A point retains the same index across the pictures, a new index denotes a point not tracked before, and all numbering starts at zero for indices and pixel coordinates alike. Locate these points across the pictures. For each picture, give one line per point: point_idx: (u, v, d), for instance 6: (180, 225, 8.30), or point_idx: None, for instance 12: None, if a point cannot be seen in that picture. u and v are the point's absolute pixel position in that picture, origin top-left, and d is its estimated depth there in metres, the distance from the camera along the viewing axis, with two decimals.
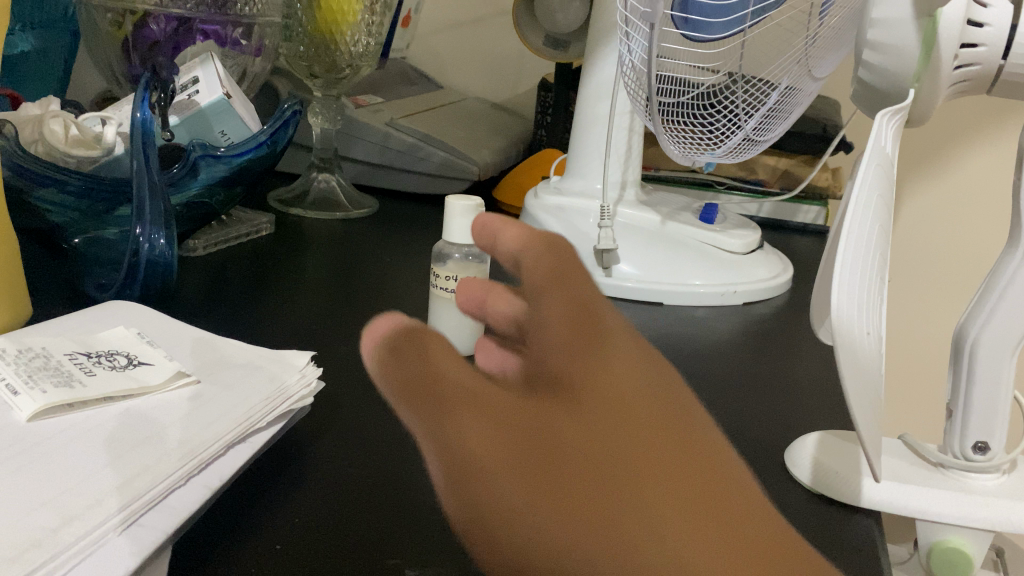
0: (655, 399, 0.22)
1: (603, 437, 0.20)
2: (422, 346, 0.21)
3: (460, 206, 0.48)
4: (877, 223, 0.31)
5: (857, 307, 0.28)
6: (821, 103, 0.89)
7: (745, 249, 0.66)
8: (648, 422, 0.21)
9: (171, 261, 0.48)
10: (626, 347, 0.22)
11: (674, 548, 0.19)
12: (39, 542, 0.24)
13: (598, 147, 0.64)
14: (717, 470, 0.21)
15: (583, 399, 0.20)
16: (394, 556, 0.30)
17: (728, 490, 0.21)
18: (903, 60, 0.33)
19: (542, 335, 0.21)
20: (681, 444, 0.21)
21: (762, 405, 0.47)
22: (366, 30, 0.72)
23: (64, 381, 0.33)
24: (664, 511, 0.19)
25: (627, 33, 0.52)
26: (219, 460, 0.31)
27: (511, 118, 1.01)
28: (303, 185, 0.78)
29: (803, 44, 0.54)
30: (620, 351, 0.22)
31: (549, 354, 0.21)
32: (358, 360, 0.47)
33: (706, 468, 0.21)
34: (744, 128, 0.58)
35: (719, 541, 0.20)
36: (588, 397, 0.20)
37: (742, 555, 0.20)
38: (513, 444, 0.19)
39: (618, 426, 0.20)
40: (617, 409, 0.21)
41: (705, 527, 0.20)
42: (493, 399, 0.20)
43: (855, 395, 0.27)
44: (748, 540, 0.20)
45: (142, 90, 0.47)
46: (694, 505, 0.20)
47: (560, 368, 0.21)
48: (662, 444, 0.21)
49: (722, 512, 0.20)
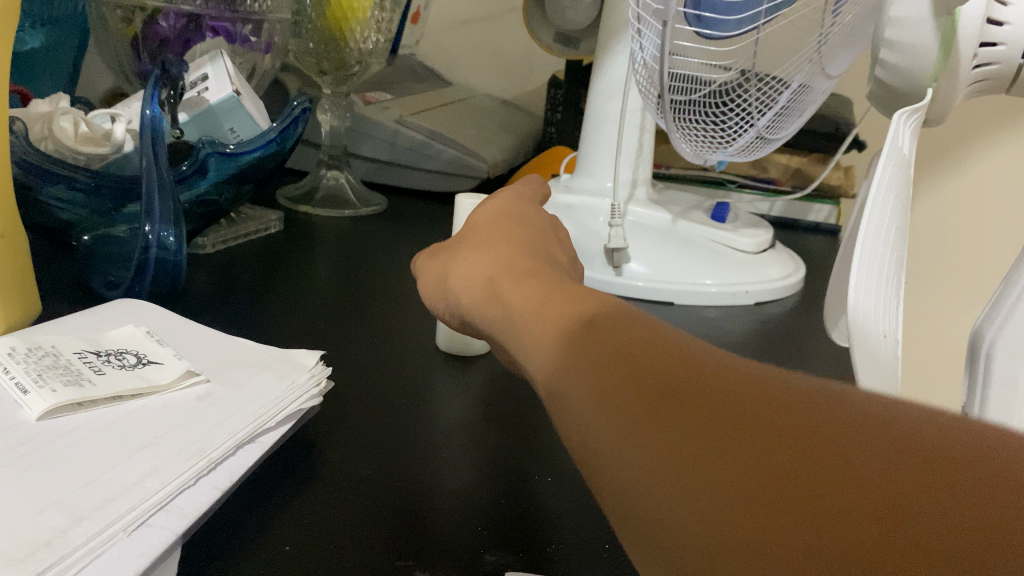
0: (698, 349, 0.24)
1: (615, 380, 0.23)
2: (562, 365, 0.26)
3: (469, 204, 0.47)
4: (895, 222, 0.31)
5: (875, 311, 0.28)
6: (832, 101, 0.88)
7: (757, 248, 0.66)
8: (663, 358, 0.23)
9: (180, 260, 0.48)
10: (679, 334, 0.26)
11: (664, 449, 0.20)
12: (48, 542, 0.24)
13: (609, 145, 0.64)
14: (765, 382, 0.21)
15: (608, 355, 0.24)
16: (403, 557, 0.30)
17: (780, 399, 0.20)
18: (923, 57, 0.32)
19: (576, 333, 0.26)
20: (712, 370, 0.22)
21: None
22: (375, 26, 0.71)
23: (73, 379, 0.33)
24: (657, 428, 0.21)
25: (639, 30, 0.51)
26: (228, 460, 0.31)
27: (520, 115, 1.01)
28: (312, 182, 0.78)
29: (816, 42, 0.53)
30: (661, 330, 0.26)
31: (575, 328, 0.27)
32: (367, 359, 0.47)
33: (736, 384, 0.21)
34: (756, 125, 0.58)
35: (710, 432, 0.20)
36: (613, 355, 0.24)
37: (741, 443, 0.19)
38: (569, 410, 0.24)
39: (634, 365, 0.23)
40: (644, 359, 0.23)
41: (700, 424, 0.20)
42: (555, 355, 0.26)
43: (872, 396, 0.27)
44: (756, 433, 0.19)
45: (151, 88, 0.47)
46: (694, 411, 0.21)
47: (592, 348, 0.25)
48: (679, 368, 0.22)
49: (730, 407, 0.20)
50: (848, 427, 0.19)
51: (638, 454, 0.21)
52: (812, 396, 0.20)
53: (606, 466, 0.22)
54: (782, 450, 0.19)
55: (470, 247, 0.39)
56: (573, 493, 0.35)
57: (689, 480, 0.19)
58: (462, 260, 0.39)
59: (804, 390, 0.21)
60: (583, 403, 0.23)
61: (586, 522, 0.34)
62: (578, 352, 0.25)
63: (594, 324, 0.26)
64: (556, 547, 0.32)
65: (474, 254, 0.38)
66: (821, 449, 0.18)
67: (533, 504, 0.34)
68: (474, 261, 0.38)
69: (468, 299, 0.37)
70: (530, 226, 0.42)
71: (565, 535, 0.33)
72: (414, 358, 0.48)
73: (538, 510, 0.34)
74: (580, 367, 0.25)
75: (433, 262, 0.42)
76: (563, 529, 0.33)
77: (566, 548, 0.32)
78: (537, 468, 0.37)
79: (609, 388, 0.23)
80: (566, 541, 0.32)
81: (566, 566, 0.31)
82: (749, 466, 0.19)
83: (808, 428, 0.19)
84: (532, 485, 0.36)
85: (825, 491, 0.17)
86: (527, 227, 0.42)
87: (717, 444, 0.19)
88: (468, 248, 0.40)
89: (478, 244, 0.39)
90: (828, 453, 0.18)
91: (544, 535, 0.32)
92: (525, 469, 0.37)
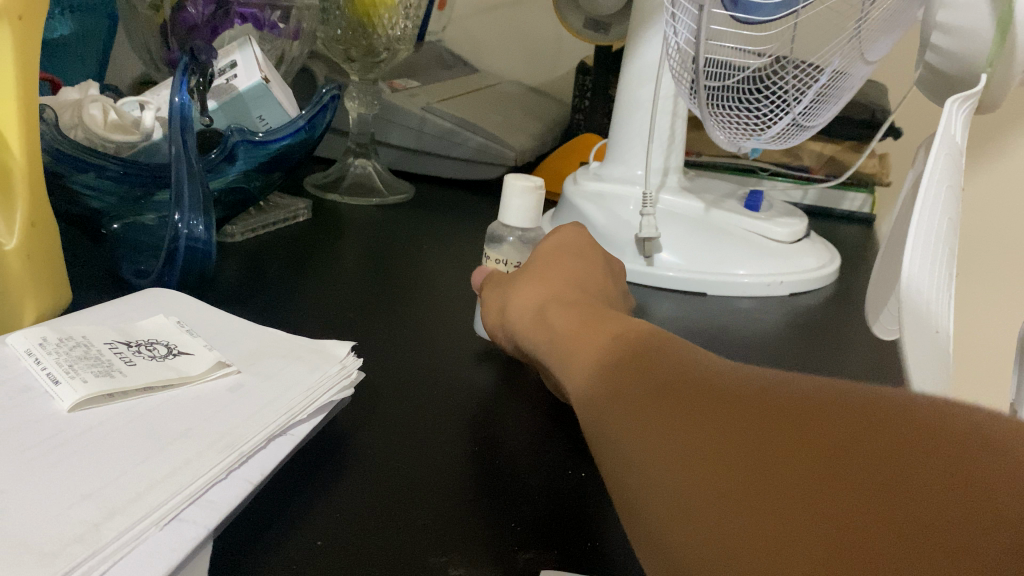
0: (725, 374, 0.25)
1: (649, 412, 0.24)
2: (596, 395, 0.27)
3: (518, 186, 0.46)
4: (947, 213, 0.30)
5: (926, 306, 0.27)
6: (869, 87, 0.86)
7: (793, 237, 0.64)
8: (692, 387, 0.24)
9: (210, 247, 0.48)
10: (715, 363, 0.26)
11: (698, 477, 0.21)
12: (81, 537, 0.24)
13: (641, 132, 0.63)
14: (794, 396, 0.22)
15: (638, 390, 0.26)
16: (440, 553, 0.29)
17: (786, 416, 0.22)
18: (975, 44, 0.31)
19: (610, 369, 0.28)
20: (741, 394, 0.23)
21: None
22: (404, 13, 0.70)
23: (104, 370, 0.33)
24: (692, 457, 0.22)
25: (674, 15, 0.50)
26: (261, 453, 0.30)
27: (549, 102, 1.00)
28: (339, 170, 0.78)
29: (853, 29, 0.52)
30: (693, 360, 0.26)
31: (609, 366, 0.28)
32: (397, 350, 0.46)
33: (760, 405, 0.22)
34: (792, 112, 0.56)
35: (738, 460, 0.21)
36: (648, 388, 0.25)
37: (767, 471, 0.20)
38: (609, 450, 0.25)
39: (666, 396, 0.24)
40: (675, 389, 0.24)
41: (732, 451, 0.21)
42: (592, 394, 0.27)
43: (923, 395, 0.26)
44: (781, 458, 0.20)
45: (178, 75, 0.46)
46: (725, 439, 0.22)
47: (625, 382, 0.26)
48: (715, 397, 0.23)
49: (759, 431, 0.21)
50: (856, 447, 0.20)
51: (672, 484, 0.22)
52: (842, 408, 0.21)
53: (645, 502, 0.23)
54: (807, 474, 0.20)
55: (520, 281, 0.40)
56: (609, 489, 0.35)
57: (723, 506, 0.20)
58: (519, 291, 0.39)
59: (814, 403, 0.22)
60: (621, 439, 0.25)
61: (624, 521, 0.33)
62: (613, 386, 0.27)
63: (629, 362, 0.27)
64: (594, 544, 0.31)
65: (532, 287, 0.38)
66: (814, 466, 0.20)
67: (567, 497, 0.34)
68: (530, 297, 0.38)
69: (524, 336, 0.37)
70: (594, 263, 0.42)
71: (604, 532, 0.32)
72: (446, 349, 0.47)
73: (571, 506, 0.33)
74: (614, 404, 0.26)
75: (490, 290, 0.42)
76: (601, 526, 0.32)
77: (601, 543, 0.31)
78: (570, 462, 0.36)
79: (641, 422, 0.24)
80: (604, 538, 0.32)
81: (605, 564, 0.30)
82: (774, 491, 0.20)
83: (806, 448, 0.20)
84: (568, 478, 0.35)
85: (848, 504, 0.19)
86: (588, 262, 0.41)
87: (747, 471, 0.21)
88: (525, 278, 0.40)
89: (535, 275, 0.39)
90: (830, 473, 0.20)
91: (581, 526, 0.32)
92: (559, 463, 0.36)
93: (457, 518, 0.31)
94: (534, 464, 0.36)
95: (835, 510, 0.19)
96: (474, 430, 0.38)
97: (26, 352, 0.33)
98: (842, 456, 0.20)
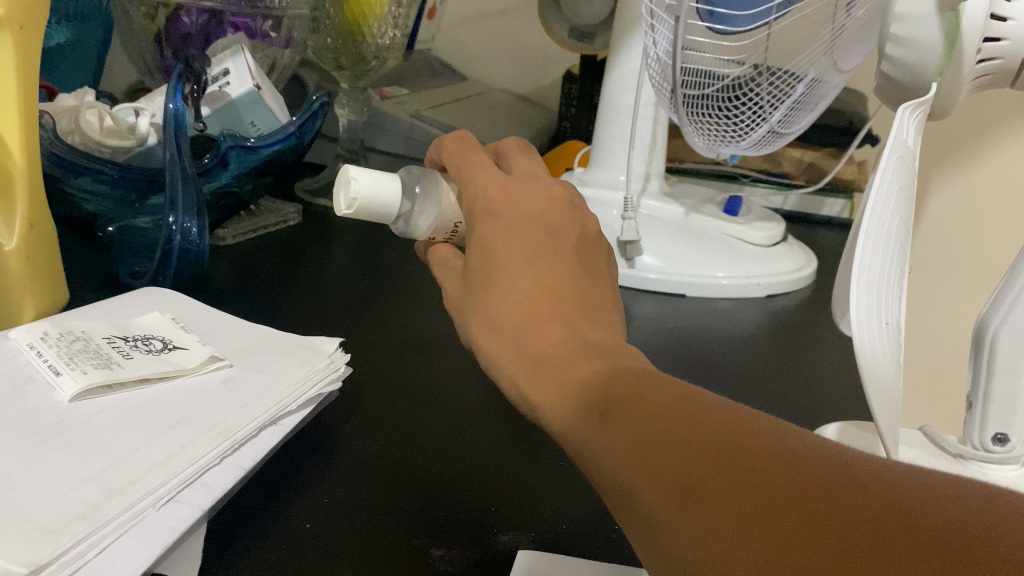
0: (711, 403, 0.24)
1: (635, 447, 0.23)
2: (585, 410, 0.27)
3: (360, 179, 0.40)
4: (899, 214, 0.31)
5: (875, 290, 0.28)
6: (847, 95, 0.88)
7: (770, 241, 0.66)
8: (677, 417, 0.23)
9: (202, 249, 0.49)
10: (697, 386, 0.25)
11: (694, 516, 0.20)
12: (83, 515, 0.25)
13: (623, 138, 0.65)
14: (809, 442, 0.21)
15: (622, 423, 0.24)
16: (419, 535, 0.31)
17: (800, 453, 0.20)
18: (927, 53, 0.33)
19: (589, 400, 0.27)
20: (730, 427, 0.22)
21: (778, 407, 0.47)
22: (393, 22, 0.71)
23: (103, 363, 0.34)
24: (676, 480, 0.21)
25: (652, 26, 0.52)
26: (252, 441, 0.32)
27: (535, 110, 1.02)
28: (329, 176, 0.80)
29: (829, 36, 0.53)
30: (675, 386, 0.25)
31: (587, 398, 0.27)
32: (385, 347, 0.48)
33: (752, 441, 0.21)
34: (769, 120, 0.58)
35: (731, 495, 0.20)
36: (631, 418, 0.24)
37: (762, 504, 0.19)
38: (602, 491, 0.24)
39: (651, 429, 0.23)
40: (658, 420, 0.23)
41: (717, 473, 0.20)
42: (578, 430, 0.26)
43: (875, 390, 0.27)
44: (777, 493, 0.19)
45: (173, 82, 0.48)
46: (717, 475, 0.20)
47: (608, 416, 0.25)
48: (702, 428, 0.22)
49: (751, 465, 0.20)
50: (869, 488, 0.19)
51: (666, 524, 0.21)
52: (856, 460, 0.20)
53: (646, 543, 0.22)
54: (805, 508, 0.18)
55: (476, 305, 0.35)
56: (585, 478, 0.36)
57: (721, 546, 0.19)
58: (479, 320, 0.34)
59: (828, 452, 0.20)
60: (611, 479, 0.24)
61: (598, 510, 0.34)
62: (596, 421, 0.26)
63: (607, 390, 0.26)
64: (567, 528, 0.33)
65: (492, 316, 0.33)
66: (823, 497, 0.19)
67: (542, 488, 0.35)
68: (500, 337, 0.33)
69: (491, 356, 0.33)
70: (526, 184, 0.37)
71: (578, 518, 0.33)
72: (430, 347, 0.49)
73: (547, 497, 0.35)
74: (602, 439, 0.25)
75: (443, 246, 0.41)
76: (575, 513, 0.34)
77: (575, 530, 0.33)
78: (549, 453, 0.38)
79: (627, 458, 0.23)
80: (576, 523, 0.33)
81: (575, 547, 0.32)
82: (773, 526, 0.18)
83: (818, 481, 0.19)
84: (540, 470, 0.37)
85: (849, 538, 0.17)
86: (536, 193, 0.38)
87: (743, 507, 0.19)
88: (480, 282, 0.35)
89: (493, 286, 0.34)
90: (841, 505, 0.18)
91: (552, 514, 0.33)
92: (539, 455, 0.38)
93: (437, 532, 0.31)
94: (507, 462, 0.37)
95: (836, 544, 0.17)
96: (454, 428, 0.39)
97: (28, 346, 0.35)
98: (841, 494, 0.19)
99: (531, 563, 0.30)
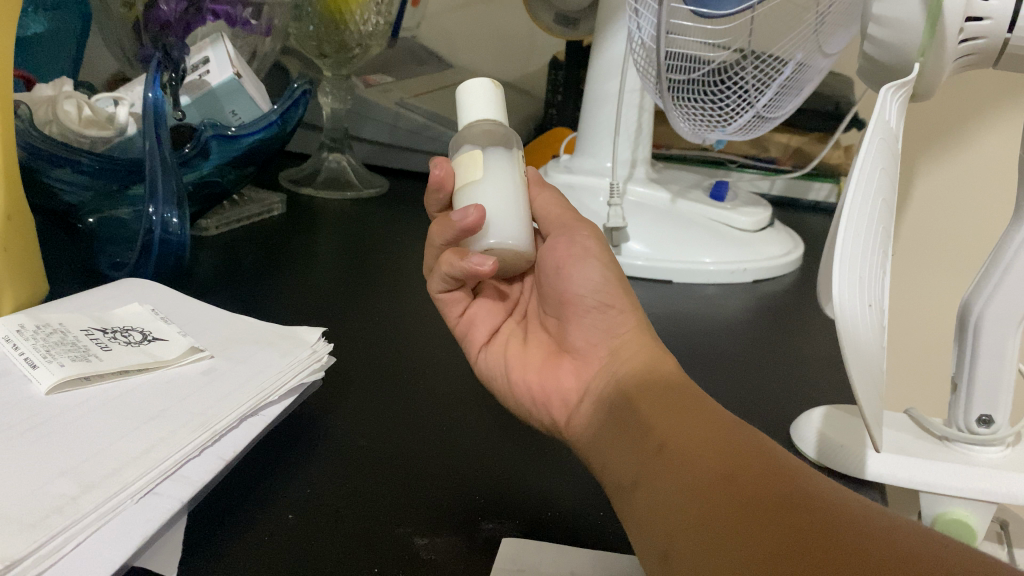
0: (781, 466, 0.26)
1: (699, 488, 0.26)
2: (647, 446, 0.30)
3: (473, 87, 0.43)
4: (882, 194, 0.31)
5: (855, 259, 0.28)
6: (833, 79, 0.88)
7: (756, 226, 0.66)
8: (760, 460, 0.27)
9: (184, 239, 0.49)
10: (754, 439, 0.28)
11: (749, 532, 0.24)
12: (59, 509, 0.25)
13: (608, 124, 0.64)
14: (840, 508, 0.24)
15: (707, 444, 0.28)
16: (404, 524, 0.31)
17: (834, 518, 0.23)
18: (907, 35, 0.33)
19: (679, 417, 0.30)
20: (807, 484, 0.25)
21: (762, 395, 0.47)
22: (376, 8, 0.71)
23: (81, 355, 0.34)
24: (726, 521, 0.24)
25: (636, 10, 0.51)
26: (232, 432, 0.32)
27: (521, 96, 1.01)
28: (314, 165, 0.79)
29: (813, 21, 0.53)
30: (759, 434, 0.29)
31: (675, 414, 0.31)
32: (369, 337, 0.48)
33: (823, 498, 0.24)
34: (755, 105, 0.58)
35: (791, 526, 0.23)
36: (692, 466, 0.27)
37: (814, 543, 0.22)
38: (656, 489, 0.28)
39: (734, 460, 0.27)
40: (727, 473, 0.26)
41: (761, 524, 0.24)
42: (657, 433, 0.30)
43: (862, 385, 0.27)
44: (834, 537, 0.22)
45: (153, 70, 0.47)
46: (782, 512, 0.24)
47: (695, 434, 0.29)
48: (779, 492, 0.25)
49: (809, 530, 0.23)
50: (890, 556, 0.21)
51: (721, 530, 0.24)
52: (883, 531, 0.23)
53: (686, 537, 0.25)
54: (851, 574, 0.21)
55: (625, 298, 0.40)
56: (573, 467, 0.37)
57: (767, 560, 0.22)
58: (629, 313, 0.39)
59: (860, 520, 0.23)
60: (676, 483, 0.27)
61: (588, 497, 0.34)
62: (678, 434, 0.29)
63: (667, 429, 0.30)
64: (554, 515, 0.33)
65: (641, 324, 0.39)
66: (851, 559, 0.21)
67: (537, 476, 0.35)
68: (647, 342, 0.38)
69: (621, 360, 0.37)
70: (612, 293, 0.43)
71: (564, 505, 0.33)
72: (414, 336, 0.49)
73: (540, 484, 0.35)
74: (662, 474, 0.28)
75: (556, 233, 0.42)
76: (566, 501, 0.34)
77: (563, 517, 0.33)
78: (539, 443, 0.38)
79: (704, 475, 0.27)
80: (563, 510, 0.33)
81: (559, 533, 0.32)
82: (819, 558, 0.22)
83: (852, 544, 0.22)
84: (536, 458, 0.37)
85: None
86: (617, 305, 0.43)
87: (796, 538, 0.23)
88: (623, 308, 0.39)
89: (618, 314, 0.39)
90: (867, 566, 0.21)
91: (542, 501, 0.34)
92: (530, 444, 0.38)
93: (448, 502, 0.32)
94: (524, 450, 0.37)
95: None
96: (464, 417, 0.40)
97: (4, 339, 0.34)
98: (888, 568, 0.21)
99: (515, 552, 0.30)
